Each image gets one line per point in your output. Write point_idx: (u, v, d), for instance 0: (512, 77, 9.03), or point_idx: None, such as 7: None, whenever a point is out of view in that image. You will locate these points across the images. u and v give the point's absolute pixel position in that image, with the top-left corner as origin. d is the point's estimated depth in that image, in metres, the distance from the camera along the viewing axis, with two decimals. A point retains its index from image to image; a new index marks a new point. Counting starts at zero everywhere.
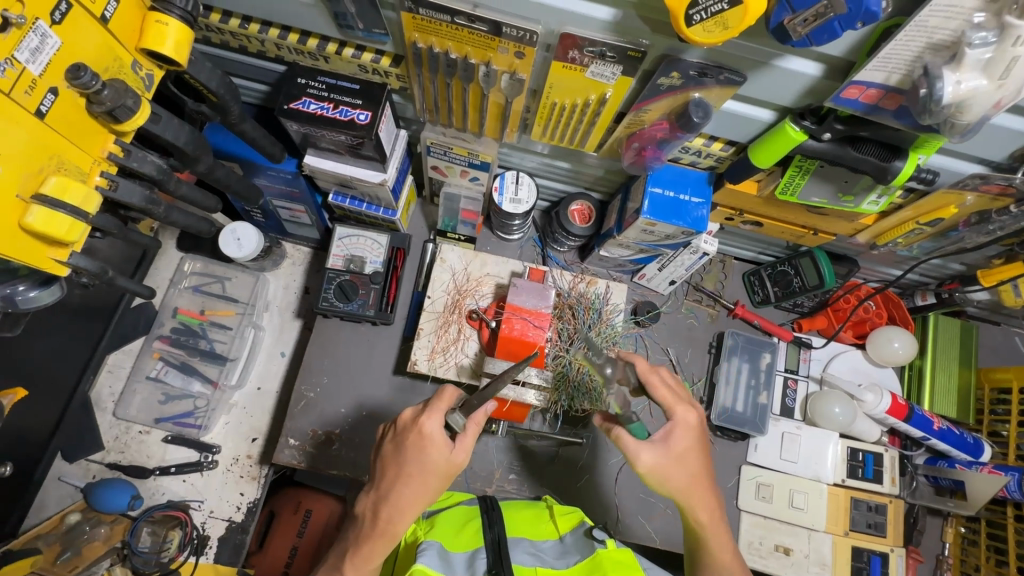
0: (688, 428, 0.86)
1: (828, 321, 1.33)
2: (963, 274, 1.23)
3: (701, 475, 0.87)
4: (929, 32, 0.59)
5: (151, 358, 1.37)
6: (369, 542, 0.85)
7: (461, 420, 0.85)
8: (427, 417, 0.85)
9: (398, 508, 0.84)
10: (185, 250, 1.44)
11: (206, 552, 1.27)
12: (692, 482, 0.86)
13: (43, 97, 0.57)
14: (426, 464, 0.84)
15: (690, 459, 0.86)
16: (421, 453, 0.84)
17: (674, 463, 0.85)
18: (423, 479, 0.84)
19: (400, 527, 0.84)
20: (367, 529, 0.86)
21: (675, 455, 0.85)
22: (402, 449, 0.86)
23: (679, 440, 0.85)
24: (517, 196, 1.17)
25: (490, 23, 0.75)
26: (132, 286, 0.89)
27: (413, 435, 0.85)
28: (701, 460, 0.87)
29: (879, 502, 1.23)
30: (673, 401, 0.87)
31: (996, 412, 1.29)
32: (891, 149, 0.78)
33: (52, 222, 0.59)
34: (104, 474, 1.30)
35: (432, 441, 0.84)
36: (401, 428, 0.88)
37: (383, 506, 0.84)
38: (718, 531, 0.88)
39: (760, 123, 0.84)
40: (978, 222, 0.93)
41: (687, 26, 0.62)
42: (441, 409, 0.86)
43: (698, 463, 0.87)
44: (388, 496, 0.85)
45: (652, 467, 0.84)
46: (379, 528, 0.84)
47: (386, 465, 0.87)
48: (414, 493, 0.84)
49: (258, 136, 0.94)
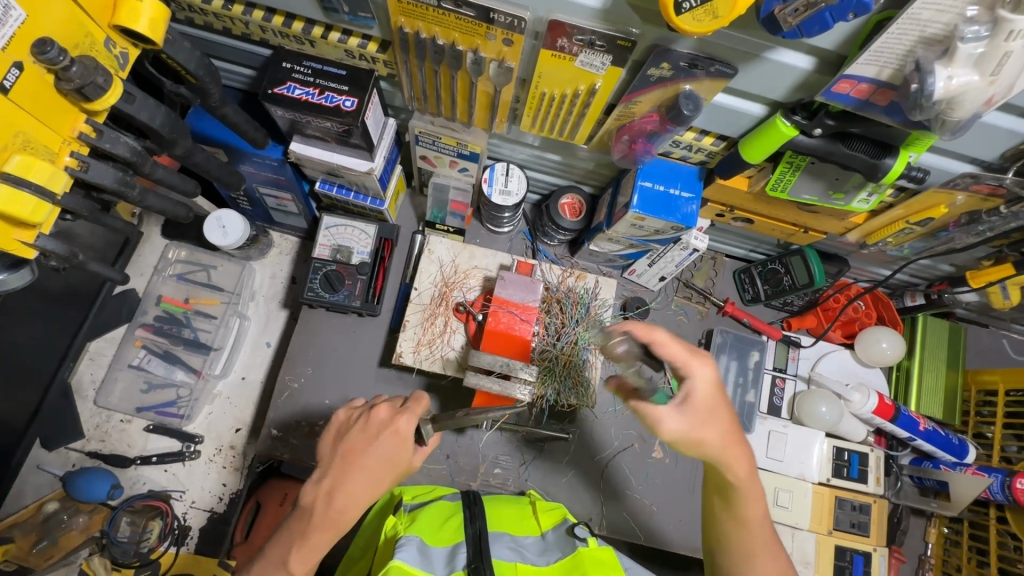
0: (704, 392, 0.76)
1: (817, 320, 1.32)
2: (953, 275, 1.22)
3: (731, 436, 0.77)
4: (922, 25, 0.58)
5: (133, 346, 1.34)
6: (318, 532, 0.78)
7: (430, 432, 0.86)
8: (406, 418, 0.83)
9: (355, 497, 0.80)
10: (170, 237, 1.42)
11: (187, 543, 1.27)
12: (727, 440, 0.77)
13: (7, 72, 0.55)
14: (389, 461, 0.81)
15: (717, 424, 0.76)
16: (390, 449, 0.81)
17: (702, 425, 0.75)
18: (382, 475, 0.81)
19: (349, 521, 0.80)
20: (316, 518, 0.79)
21: (700, 420, 0.75)
22: (368, 442, 0.82)
23: (704, 402, 0.76)
24: (507, 187, 1.15)
25: (477, 8, 0.74)
26: (106, 271, 0.88)
27: (385, 429, 0.82)
28: (730, 422, 0.77)
29: (863, 501, 1.23)
30: (688, 361, 0.76)
31: (982, 414, 1.29)
32: (882, 146, 0.77)
33: (16, 201, 0.57)
34: (84, 463, 1.28)
35: (404, 441, 0.82)
36: (373, 420, 0.83)
37: (339, 493, 0.79)
38: (750, 488, 0.79)
39: (751, 117, 0.83)
40: (968, 222, 0.92)
41: (676, 14, 0.60)
42: (418, 411, 0.84)
43: (727, 423, 0.77)
44: (347, 484, 0.80)
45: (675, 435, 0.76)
46: (332, 518, 0.79)
47: (349, 456, 0.81)
48: (374, 486, 0.81)
49: (242, 121, 0.92)
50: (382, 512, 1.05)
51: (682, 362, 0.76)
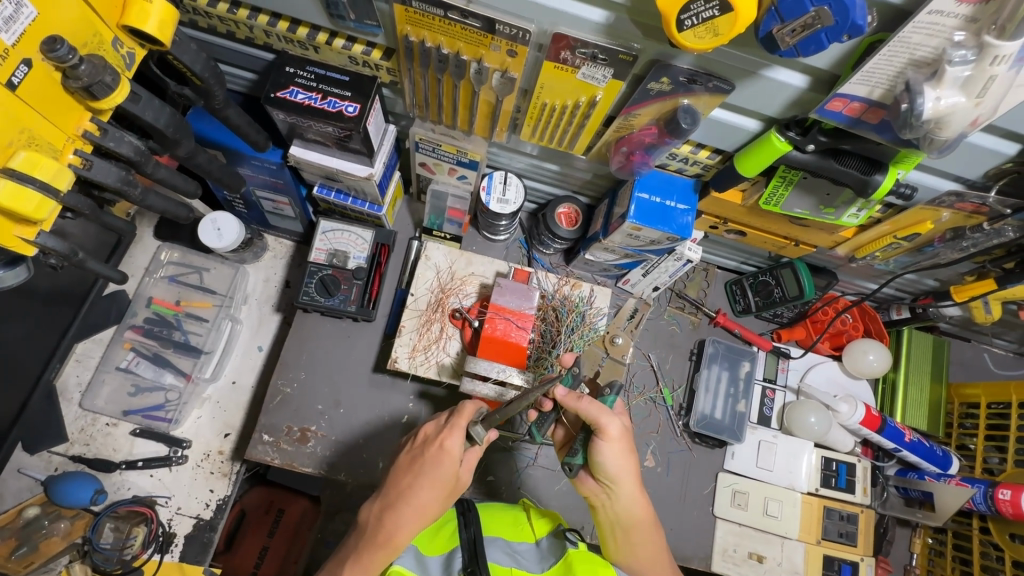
0: (613, 435, 0.86)
1: (806, 332, 1.35)
2: (937, 289, 1.26)
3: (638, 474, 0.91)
4: (912, 48, 0.61)
5: (122, 348, 1.33)
6: (370, 550, 0.84)
7: (481, 432, 0.86)
8: (449, 433, 0.87)
9: (403, 516, 0.84)
10: (162, 238, 1.40)
11: (170, 550, 1.24)
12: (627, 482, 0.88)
13: (15, 68, 0.55)
14: (437, 480, 0.85)
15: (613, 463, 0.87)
16: (440, 467, 0.85)
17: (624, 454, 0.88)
18: (429, 494, 0.85)
19: (401, 539, 0.84)
20: (368, 535, 0.84)
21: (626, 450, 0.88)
22: (417, 464, 0.86)
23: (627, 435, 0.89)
24: (504, 196, 1.17)
25: (483, 19, 0.75)
26: (103, 270, 0.87)
27: (434, 448, 0.86)
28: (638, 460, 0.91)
29: (851, 511, 1.25)
30: (599, 413, 0.85)
31: (964, 426, 1.32)
32: (872, 163, 0.80)
33: (20, 198, 0.57)
34: (67, 467, 1.25)
35: (449, 455, 0.86)
36: (420, 440, 0.89)
37: (389, 514, 0.84)
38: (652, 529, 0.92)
39: (746, 133, 0.85)
40: (952, 238, 0.95)
41: (678, 31, 0.62)
42: (462, 424, 0.87)
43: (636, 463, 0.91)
44: (396, 502, 0.85)
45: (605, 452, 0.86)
46: (382, 537, 0.83)
47: (398, 477, 0.87)
48: (420, 504, 0.84)
49: (243, 124, 0.92)
50: None
51: (592, 414, 0.85)
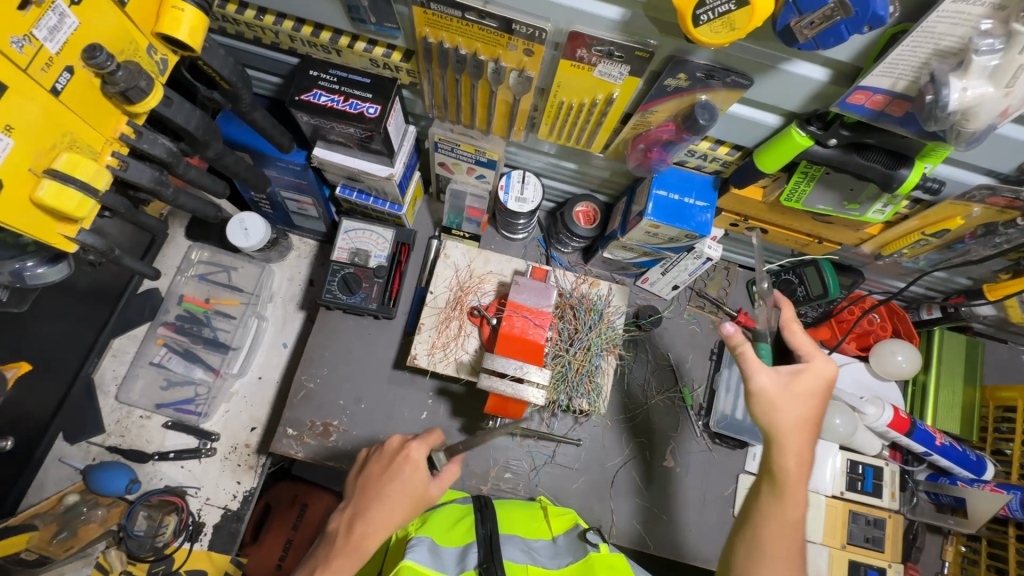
0: (807, 372, 0.87)
1: (831, 332, 1.31)
2: (969, 288, 1.21)
3: (809, 421, 0.86)
4: (936, 38, 0.59)
5: (155, 344, 1.39)
6: (339, 559, 0.83)
7: (443, 458, 0.93)
8: (416, 443, 0.90)
9: (370, 523, 0.85)
10: (193, 238, 1.46)
11: (200, 539, 1.28)
12: (802, 422, 0.85)
13: (59, 75, 0.58)
14: (401, 488, 0.87)
15: (804, 397, 0.86)
16: (401, 475, 0.87)
17: (790, 396, 0.85)
18: (394, 501, 0.86)
19: (369, 545, 0.84)
20: (339, 542, 0.85)
21: (793, 391, 0.85)
22: (386, 472, 0.89)
23: (802, 380, 0.86)
24: (523, 194, 1.18)
25: (501, 19, 0.76)
26: (139, 266, 0.91)
27: (397, 457, 0.89)
28: (815, 409, 0.86)
29: (877, 516, 1.22)
30: (811, 349, 0.89)
31: (1000, 431, 1.28)
32: (897, 157, 0.78)
33: (61, 196, 0.59)
34: (103, 457, 1.31)
35: (415, 464, 0.88)
36: (386, 452, 0.92)
37: (359, 521, 0.86)
38: (795, 486, 0.84)
39: (766, 128, 0.84)
40: (985, 234, 0.92)
41: (694, 26, 0.62)
42: (430, 439, 0.92)
43: (811, 411, 0.86)
44: (365, 510, 0.86)
45: (766, 394, 0.85)
46: (352, 543, 0.84)
47: (366, 488, 0.88)
48: (388, 511, 0.85)
49: (269, 127, 0.95)
50: None
51: (804, 346, 0.90)
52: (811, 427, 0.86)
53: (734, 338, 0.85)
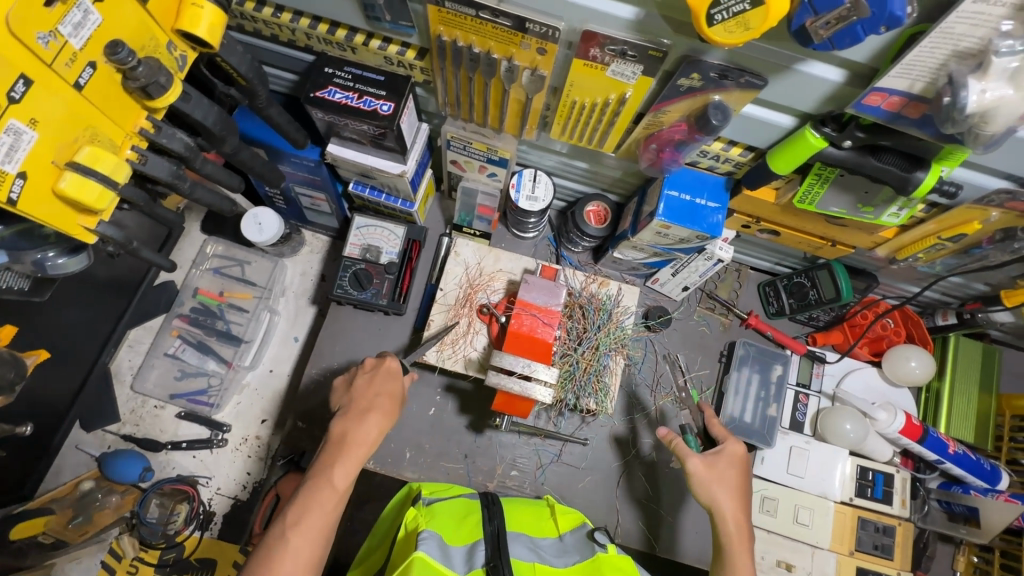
0: (730, 452, 0.99)
1: (843, 336, 1.31)
2: (987, 294, 1.19)
3: (738, 493, 0.95)
4: (955, 40, 0.59)
5: (170, 335, 1.41)
6: (351, 452, 0.92)
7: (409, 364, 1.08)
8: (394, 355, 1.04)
9: (373, 420, 0.95)
10: (208, 232, 1.48)
11: (210, 528, 1.31)
12: (733, 493, 0.95)
13: (82, 70, 0.59)
14: (381, 386, 1.00)
15: (728, 472, 0.96)
16: (388, 380, 1.01)
17: (716, 472, 0.96)
18: (375, 400, 0.98)
19: (366, 435, 0.94)
20: (332, 445, 0.93)
21: (718, 467, 0.96)
22: (372, 381, 1.01)
23: (724, 461, 0.97)
24: (534, 193, 1.18)
25: (514, 18, 0.76)
26: (156, 259, 0.93)
27: (382, 367, 1.01)
28: (739, 484, 0.96)
29: (887, 523, 1.20)
30: (725, 434, 1.02)
31: (1016, 440, 1.25)
32: (913, 160, 0.77)
33: (82, 187, 0.60)
34: (118, 445, 1.34)
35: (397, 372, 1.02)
36: (366, 368, 1.03)
37: (369, 415, 0.96)
38: (737, 544, 0.91)
39: (780, 129, 0.84)
40: (1002, 239, 0.90)
41: (707, 26, 0.62)
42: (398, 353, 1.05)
43: (735, 483, 0.96)
44: (366, 412, 0.96)
45: (698, 476, 0.95)
46: (362, 438, 0.94)
47: (354, 400, 0.98)
48: (384, 413, 0.97)
49: (284, 123, 0.96)
50: (400, 504, 1.09)
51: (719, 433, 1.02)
52: (744, 503, 0.95)
53: (666, 436, 1.00)
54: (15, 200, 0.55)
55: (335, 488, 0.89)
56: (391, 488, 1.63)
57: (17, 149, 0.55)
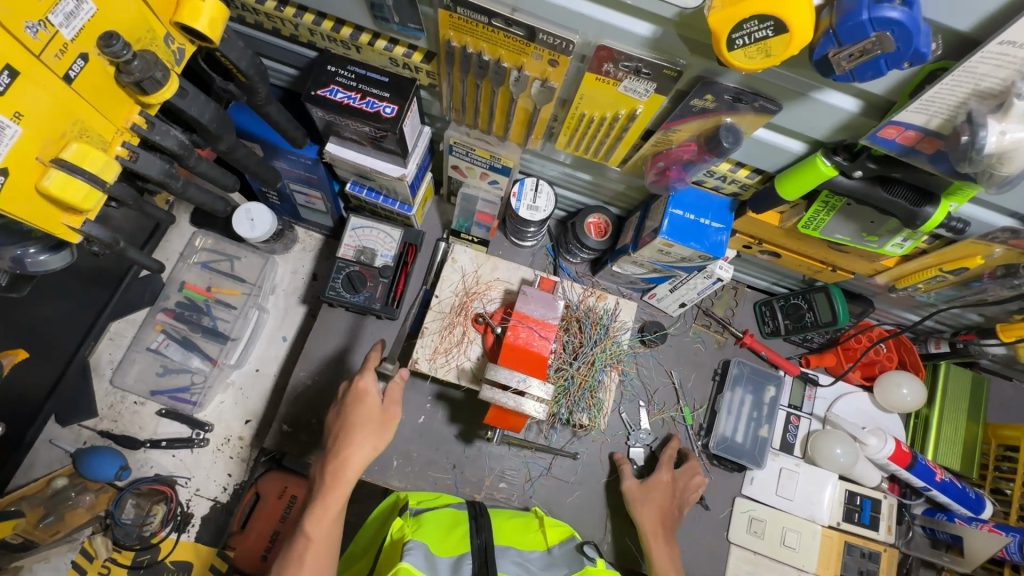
0: (659, 475, 1.16)
1: (836, 359, 1.30)
2: (981, 325, 1.20)
3: (662, 516, 1.12)
4: (977, 79, 0.58)
5: (153, 329, 1.36)
6: (326, 495, 0.90)
7: (389, 369, 1.00)
8: (362, 376, 0.95)
9: (346, 458, 0.91)
10: (198, 225, 1.44)
11: (187, 530, 1.28)
12: (659, 516, 1.12)
13: (73, 62, 0.56)
14: (354, 415, 0.94)
15: (653, 498, 1.13)
16: (360, 406, 0.94)
17: (644, 493, 1.14)
18: (356, 431, 0.93)
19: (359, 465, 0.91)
20: (327, 475, 0.90)
21: (645, 489, 1.14)
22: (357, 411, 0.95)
23: (651, 484, 1.15)
24: (535, 202, 1.17)
25: (527, 28, 0.74)
26: (140, 259, 0.90)
27: (352, 392, 0.95)
28: (661, 509, 1.13)
29: (872, 549, 1.21)
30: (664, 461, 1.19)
31: (1001, 469, 1.26)
32: (922, 194, 0.76)
33: (69, 187, 0.57)
34: (95, 441, 1.30)
35: (367, 393, 0.94)
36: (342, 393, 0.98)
37: (342, 454, 0.91)
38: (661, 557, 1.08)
39: (790, 154, 0.83)
40: (1003, 276, 0.90)
41: (728, 49, 0.61)
42: (374, 365, 0.99)
43: (658, 509, 1.12)
44: (334, 450, 0.92)
45: (630, 494, 1.14)
46: (333, 477, 0.90)
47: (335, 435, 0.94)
48: (356, 445, 0.92)
49: (284, 121, 0.93)
50: (387, 511, 1.07)
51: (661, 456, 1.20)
52: (664, 522, 1.12)
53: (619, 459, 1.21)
54: None
55: (310, 537, 0.88)
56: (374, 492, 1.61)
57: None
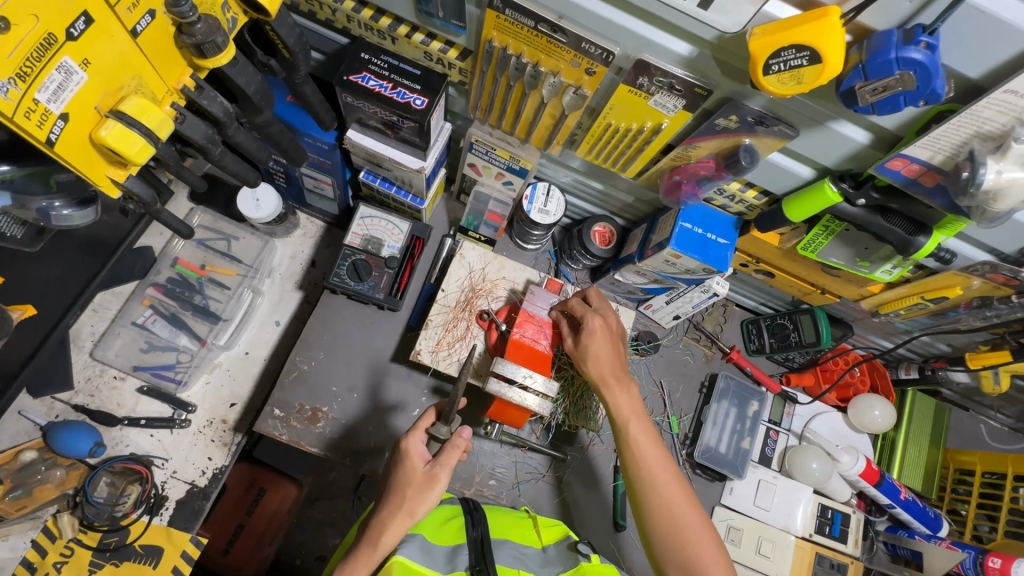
0: (591, 331, 1.05)
1: (815, 380, 1.38)
2: (949, 354, 1.29)
3: (604, 362, 1.03)
4: (980, 122, 0.64)
5: (141, 304, 1.33)
6: (354, 559, 0.85)
7: (443, 431, 0.92)
8: (408, 437, 0.92)
9: (380, 522, 0.86)
10: (196, 201, 1.41)
11: (160, 513, 1.22)
12: (609, 361, 1.03)
13: (141, 17, 0.58)
14: (400, 486, 0.88)
15: (599, 351, 1.04)
16: (400, 469, 0.90)
17: (583, 352, 1.04)
18: (396, 500, 0.87)
19: (388, 539, 0.85)
20: (361, 539, 0.87)
21: (588, 342, 1.04)
22: (407, 479, 0.88)
23: (588, 340, 1.04)
24: (546, 207, 1.20)
25: (571, 36, 0.77)
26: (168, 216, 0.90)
27: (396, 454, 0.92)
28: (609, 354, 1.04)
29: (841, 560, 1.26)
30: (583, 310, 1.07)
31: (957, 492, 1.36)
32: (916, 225, 0.84)
33: (125, 139, 0.59)
34: (67, 415, 1.24)
35: (411, 455, 0.90)
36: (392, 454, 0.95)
37: (377, 525, 0.86)
38: (627, 413, 0.99)
39: (799, 179, 0.89)
40: (978, 306, 0.99)
41: (763, 74, 0.66)
42: (422, 426, 0.94)
43: (605, 356, 1.03)
44: (373, 519, 0.87)
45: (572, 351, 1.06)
46: (369, 548, 0.85)
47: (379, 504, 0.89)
48: (388, 515, 0.86)
49: (315, 103, 0.94)
50: None
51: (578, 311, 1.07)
52: (617, 366, 1.04)
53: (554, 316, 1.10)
54: (53, 141, 0.54)
55: None
56: (347, 486, 1.59)
57: (64, 89, 0.53)
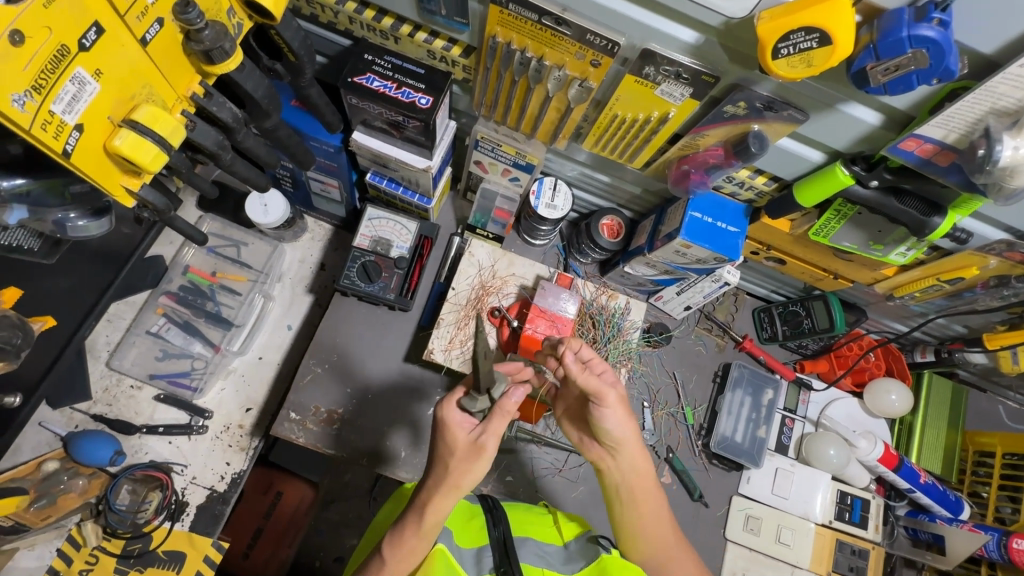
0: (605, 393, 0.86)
1: (829, 366, 1.37)
2: (965, 335, 1.28)
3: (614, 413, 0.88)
4: (995, 97, 0.63)
5: (154, 313, 1.34)
6: (407, 532, 0.86)
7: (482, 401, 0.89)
8: (445, 408, 0.91)
9: (429, 496, 0.86)
10: (205, 209, 1.42)
11: (181, 519, 1.23)
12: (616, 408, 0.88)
13: (150, 26, 0.59)
14: (448, 458, 0.88)
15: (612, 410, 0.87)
16: (444, 441, 0.89)
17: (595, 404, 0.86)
18: (447, 472, 0.87)
19: (439, 512, 0.85)
20: (411, 507, 0.88)
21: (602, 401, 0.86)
22: (455, 450, 0.88)
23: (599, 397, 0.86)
24: (553, 202, 1.20)
25: (576, 27, 0.77)
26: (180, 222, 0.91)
27: (437, 424, 0.91)
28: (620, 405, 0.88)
29: (862, 546, 1.26)
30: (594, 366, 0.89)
31: (977, 474, 1.35)
32: (930, 206, 0.83)
33: (138, 147, 0.59)
34: (87, 425, 1.25)
35: (455, 425, 0.90)
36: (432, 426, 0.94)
37: (427, 500, 0.86)
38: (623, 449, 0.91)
39: (809, 163, 0.88)
40: (996, 285, 0.98)
41: (772, 58, 0.65)
42: (457, 396, 0.92)
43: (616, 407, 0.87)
44: (424, 491, 0.88)
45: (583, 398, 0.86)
46: (419, 524, 0.85)
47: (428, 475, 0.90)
48: (438, 488, 0.86)
49: (321, 105, 0.94)
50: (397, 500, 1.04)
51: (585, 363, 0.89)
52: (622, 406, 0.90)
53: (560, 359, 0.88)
54: (69, 152, 0.55)
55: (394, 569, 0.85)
56: (362, 487, 1.59)
57: (78, 100, 0.54)
